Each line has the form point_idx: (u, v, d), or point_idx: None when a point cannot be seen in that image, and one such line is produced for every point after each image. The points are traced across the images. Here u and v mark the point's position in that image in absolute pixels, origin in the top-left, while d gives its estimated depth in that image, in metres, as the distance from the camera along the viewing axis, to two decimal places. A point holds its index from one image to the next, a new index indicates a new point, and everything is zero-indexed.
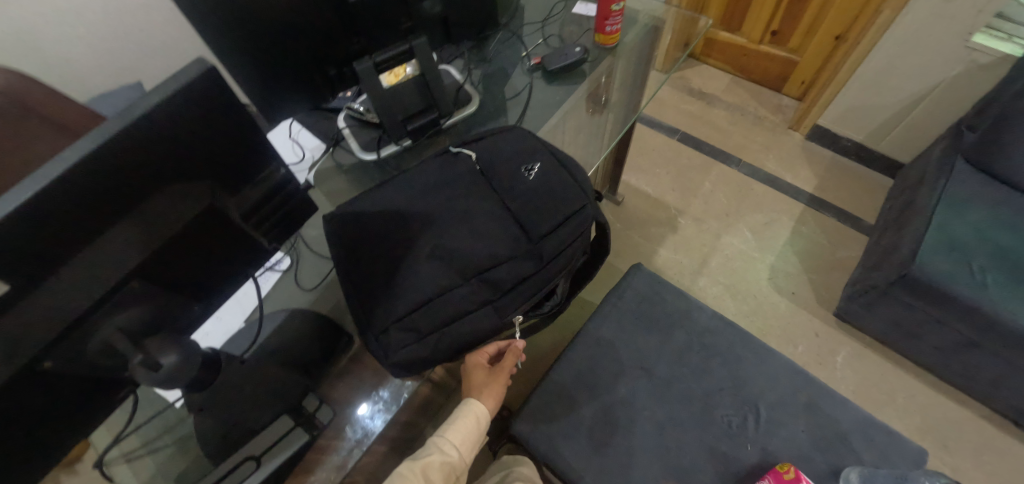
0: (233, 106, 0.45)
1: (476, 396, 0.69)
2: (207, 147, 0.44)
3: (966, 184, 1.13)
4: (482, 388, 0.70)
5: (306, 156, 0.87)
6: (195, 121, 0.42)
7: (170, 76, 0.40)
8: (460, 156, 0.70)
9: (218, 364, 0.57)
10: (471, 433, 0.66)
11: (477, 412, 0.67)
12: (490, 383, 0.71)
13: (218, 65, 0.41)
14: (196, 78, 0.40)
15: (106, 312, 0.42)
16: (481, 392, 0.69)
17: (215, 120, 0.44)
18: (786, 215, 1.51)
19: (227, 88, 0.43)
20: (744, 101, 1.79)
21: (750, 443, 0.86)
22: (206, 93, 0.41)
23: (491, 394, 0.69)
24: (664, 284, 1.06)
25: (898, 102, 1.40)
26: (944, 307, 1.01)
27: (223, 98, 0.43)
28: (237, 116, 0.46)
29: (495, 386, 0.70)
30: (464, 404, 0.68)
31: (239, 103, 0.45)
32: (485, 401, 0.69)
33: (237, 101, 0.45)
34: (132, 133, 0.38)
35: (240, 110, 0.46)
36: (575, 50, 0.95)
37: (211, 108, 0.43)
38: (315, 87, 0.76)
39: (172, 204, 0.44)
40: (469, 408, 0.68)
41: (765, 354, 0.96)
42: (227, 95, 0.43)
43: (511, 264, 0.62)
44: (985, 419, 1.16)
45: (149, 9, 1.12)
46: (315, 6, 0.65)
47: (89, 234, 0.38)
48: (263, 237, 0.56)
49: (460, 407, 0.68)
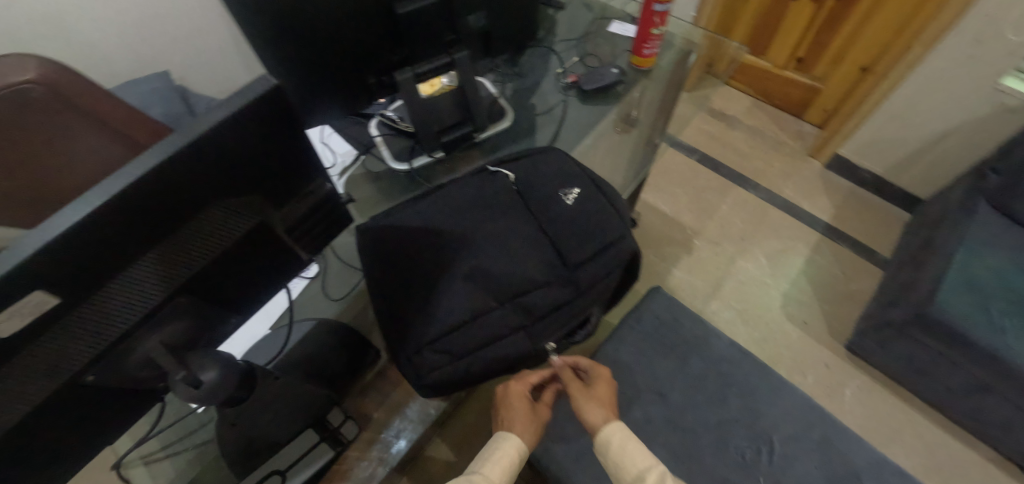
0: (292, 123, 0.44)
1: (518, 429, 0.67)
2: (261, 164, 0.44)
3: (988, 225, 1.13)
4: (524, 420, 0.68)
5: (337, 161, 0.86)
6: (253, 138, 0.41)
7: (235, 93, 0.39)
8: (497, 175, 0.69)
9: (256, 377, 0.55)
10: (511, 468, 0.62)
11: (521, 445, 0.64)
12: (532, 417, 0.69)
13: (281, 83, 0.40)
14: (260, 96, 0.40)
15: (149, 326, 0.41)
16: (523, 425, 0.67)
17: (272, 136, 0.43)
18: (801, 243, 1.51)
19: (288, 106, 0.43)
20: (764, 125, 1.79)
21: (763, 477, 0.85)
22: (267, 110, 0.41)
23: (532, 428, 0.68)
24: (682, 309, 1.06)
25: (921, 138, 1.39)
26: (961, 349, 1.01)
27: (283, 116, 0.43)
28: (293, 133, 0.45)
29: (536, 423, 0.69)
30: (505, 436, 0.65)
31: (296, 121, 0.45)
32: (525, 433, 0.66)
33: (295, 118, 0.44)
34: (195, 150, 0.37)
35: (296, 127, 0.45)
36: (612, 71, 0.95)
37: (270, 124, 0.42)
38: (353, 93, 0.75)
39: (224, 219, 0.43)
40: (512, 441, 0.64)
41: (781, 387, 0.96)
42: (287, 112, 0.43)
43: (545, 290, 0.61)
44: (992, 462, 1.16)
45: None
46: (363, 14, 0.64)
47: (144, 247, 0.37)
48: (303, 250, 0.55)
49: (498, 441, 0.65)
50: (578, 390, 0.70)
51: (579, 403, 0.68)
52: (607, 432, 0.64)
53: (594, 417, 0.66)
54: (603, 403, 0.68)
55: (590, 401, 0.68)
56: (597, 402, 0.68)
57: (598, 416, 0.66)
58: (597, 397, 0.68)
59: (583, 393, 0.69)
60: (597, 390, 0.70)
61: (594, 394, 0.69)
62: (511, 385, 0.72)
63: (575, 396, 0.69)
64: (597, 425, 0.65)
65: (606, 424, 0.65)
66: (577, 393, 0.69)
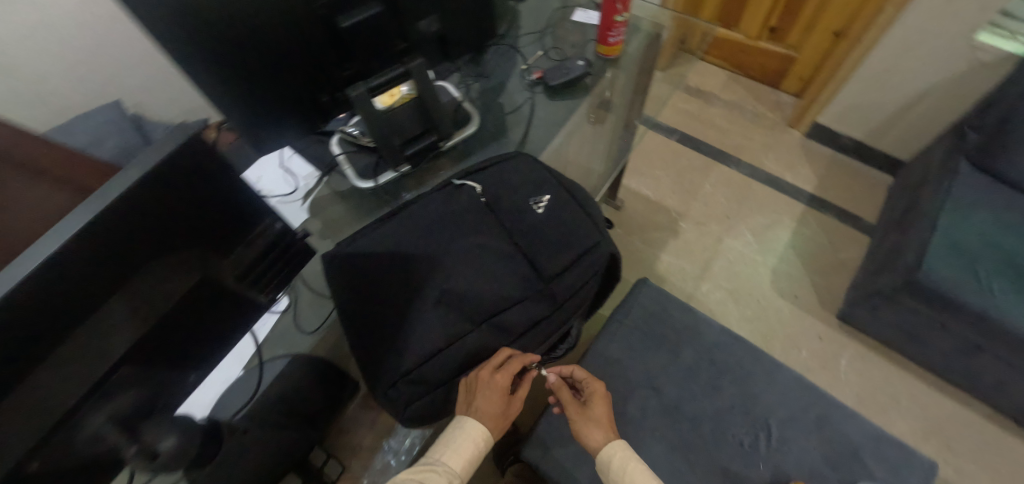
0: (221, 167, 0.43)
1: (488, 421, 0.56)
2: (194, 213, 0.43)
3: (970, 185, 1.11)
4: (496, 413, 0.56)
5: (299, 185, 0.82)
6: (180, 189, 0.40)
7: (156, 145, 0.38)
8: (464, 188, 0.66)
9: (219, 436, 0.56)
10: (474, 459, 0.56)
11: (488, 437, 0.56)
12: (504, 410, 0.58)
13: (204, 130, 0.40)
14: (183, 146, 0.39)
15: (98, 402, 0.38)
16: (495, 418, 0.56)
17: (201, 183, 0.42)
18: (787, 216, 1.49)
19: (212, 151, 0.42)
20: (742, 98, 1.76)
21: (762, 462, 0.85)
22: (193, 159, 0.40)
23: (501, 419, 0.58)
24: (670, 299, 1.04)
25: (900, 100, 1.37)
26: (951, 314, 1.00)
27: (210, 161, 0.42)
28: (225, 177, 0.44)
29: (505, 416, 0.59)
30: (471, 424, 0.55)
31: (228, 166, 0.44)
32: (494, 425, 0.57)
33: (223, 163, 0.43)
34: (118, 209, 0.36)
35: (227, 170, 0.44)
36: (577, 64, 0.92)
37: (197, 171, 0.41)
38: (306, 114, 0.71)
39: (164, 275, 0.42)
40: (477, 430, 0.55)
41: (775, 370, 0.94)
42: (214, 157, 0.42)
43: (521, 307, 0.60)
44: (986, 418, 1.17)
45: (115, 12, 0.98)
46: (305, 32, 0.60)
47: (78, 318, 0.35)
48: (260, 293, 0.54)
49: (461, 425, 0.56)
50: (576, 410, 0.69)
51: (579, 424, 0.67)
52: (608, 453, 0.63)
53: (593, 437, 0.66)
54: (601, 423, 0.67)
55: (588, 422, 0.67)
56: (593, 422, 0.67)
57: (597, 436, 0.66)
58: (593, 417, 0.67)
59: (581, 413, 0.68)
60: (593, 409, 0.68)
61: (590, 413, 0.68)
62: (489, 371, 0.56)
63: (574, 416, 0.68)
64: (597, 445, 0.65)
65: (605, 444, 0.65)
66: (575, 415, 0.69)
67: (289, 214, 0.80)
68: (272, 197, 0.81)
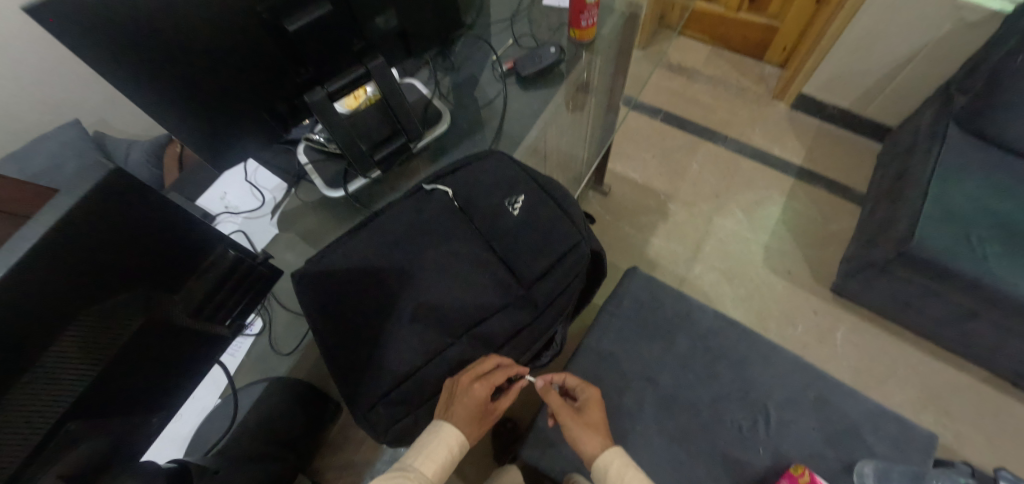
0: (150, 196, 0.43)
1: (466, 426, 0.53)
2: (127, 249, 0.42)
3: (961, 148, 1.09)
4: (474, 418, 0.54)
5: (266, 199, 0.79)
6: (105, 227, 0.39)
7: (71, 186, 0.36)
8: (435, 193, 0.63)
9: (187, 475, 0.53)
10: (448, 464, 0.53)
11: (464, 442, 0.53)
12: (482, 415, 0.55)
13: (120, 164, 0.39)
14: (102, 183, 0.38)
15: (46, 459, 0.36)
16: (472, 423, 0.54)
17: (129, 219, 0.41)
18: (777, 191, 1.47)
19: (137, 185, 0.41)
20: (725, 72, 1.72)
21: (762, 446, 0.81)
22: (112, 194, 0.39)
23: (479, 424, 0.55)
24: (661, 286, 0.99)
25: (885, 66, 1.34)
26: (946, 282, 0.98)
27: (136, 192, 0.41)
28: (155, 206, 0.43)
29: (483, 421, 0.57)
30: (447, 428, 0.52)
31: (154, 198, 0.43)
32: (471, 430, 0.54)
33: (152, 192, 0.43)
34: (43, 257, 0.34)
35: (157, 199, 0.44)
36: (550, 51, 0.87)
37: (122, 205, 0.40)
38: (266, 124, 0.67)
39: (104, 320, 0.40)
40: (453, 435, 0.52)
41: (771, 352, 0.90)
42: (140, 186, 0.41)
43: (501, 315, 0.59)
44: (983, 381, 1.17)
45: (35, 30, 0.92)
46: (250, 38, 0.55)
47: (18, 373, 0.33)
48: (213, 325, 0.53)
49: (437, 429, 0.53)
50: (570, 417, 0.67)
51: (574, 432, 0.65)
52: (604, 461, 0.62)
53: (588, 445, 0.64)
54: (597, 428, 0.66)
55: (585, 429, 0.65)
56: (592, 430, 0.65)
57: (594, 443, 0.64)
58: (592, 423, 0.66)
59: (576, 420, 0.66)
60: (588, 414, 0.67)
61: (586, 419, 0.66)
62: (468, 376, 0.54)
63: (568, 423, 0.66)
64: (593, 453, 0.63)
65: (601, 452, 0.63)
66: (569, 421, 0.66)
67: (257, 230, 0.77)
68: (239, 213, 0.79)
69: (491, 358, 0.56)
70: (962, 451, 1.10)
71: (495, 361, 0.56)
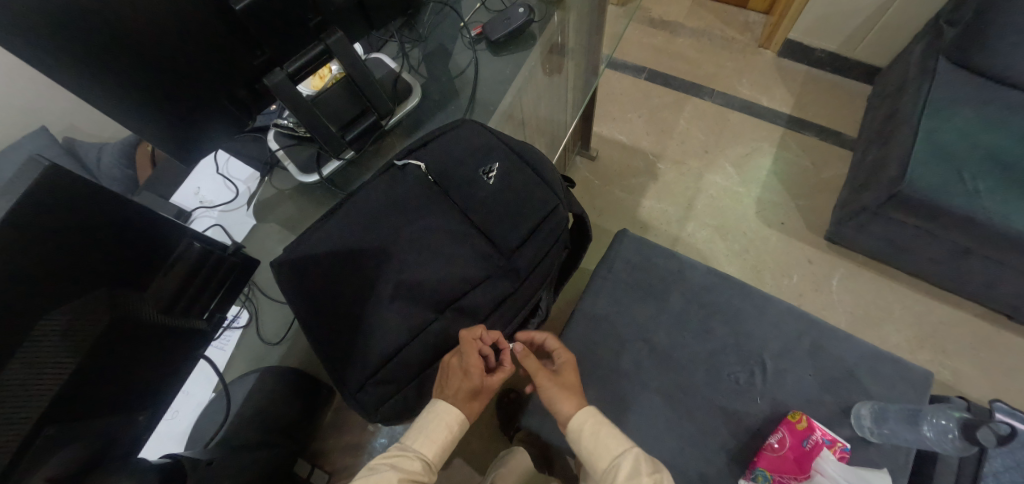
0: (96, 192, 0.42)
1: (464, 405, 0.55)
2: (88, 247, 0.41)
3: (949, 84, 1.05)
4: (469, 395, 0.55)
5: (240, 189, 0.78)
6: (57, 225, 0.38)
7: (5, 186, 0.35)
8: (408, 168, 0.61)
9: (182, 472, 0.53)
10: (447, 445, 0.55)
11: (464, 421, 0.55)
12: (480, 392, 0.56)
13: (55, 159, 0.37)
14: (38, 179, 0.36)
15: (32, 463, 0.36)
16: (468, 400, 0.55)
17: (80, 214, 0.40)
18: (767, 142, 1.44)
19: (79, 177, 0.40)
20: (709, 23, 1.66)
21: (761, 396, 0.82)
22: (55, 188, 0.38)
23: (475, 402, 0.57)
24: (651, 246, 0.97)
25: (872, 4, 1.28)
26: (938, 221, 0.97)
27: (80, 187, 0.40)
28: (104, 201, 0.43)
29: (483, 396, 0.58)
30: (444, 408, 0.54)
31: (100, 192, 0.42)
32: (469, 409, 0.55)
33: (97, 186, 0.42)
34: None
35: (104, 193, 0.43)
36: (518, 11, 0.83)
37: (68, 200, 0.39)
38: (230, 115, 0.63)
39: (72, 316, 0.40)
40: (452, 415, 0.54)
41: (764, 302, 0.89)
42: (81, 180, 0.40)
43: (484, 287, 0.59)
44: (979, 317, 1.18)
45: None
46: (201, 24, 0.52)
47: None
48: (191, 319, 0.53)
49: (434, 409, 0.55)
50: (548, 377, 0.67)
51: (550, 393, 0.66)
52: (578, 421, 0.63)
53: (564, 405, 0.65)
54: (571, 391, 0.66)
55: (560, 390, 0.66)
56: (566, 391, 0.66)
57: (569, 404, 0.64)
58: (566, 385, 0.66)
59: (553, 381, 0.67)
60: (565, 377, 0.68)
61: (563, 381, 0.67)
62: (456, 359, 0.55)
63: (546, 385, 0.66)
64: (567, 413, 0.64)
65: (575, 412, 0.64)
66: (546, 383, 0.67)
67: (235, 222, 0.76)
68: (214, 207, 0.77)
69: (466, 334, 0.54)
70: (960, 387, 1.12)
71: (468, 337, 0.54)
